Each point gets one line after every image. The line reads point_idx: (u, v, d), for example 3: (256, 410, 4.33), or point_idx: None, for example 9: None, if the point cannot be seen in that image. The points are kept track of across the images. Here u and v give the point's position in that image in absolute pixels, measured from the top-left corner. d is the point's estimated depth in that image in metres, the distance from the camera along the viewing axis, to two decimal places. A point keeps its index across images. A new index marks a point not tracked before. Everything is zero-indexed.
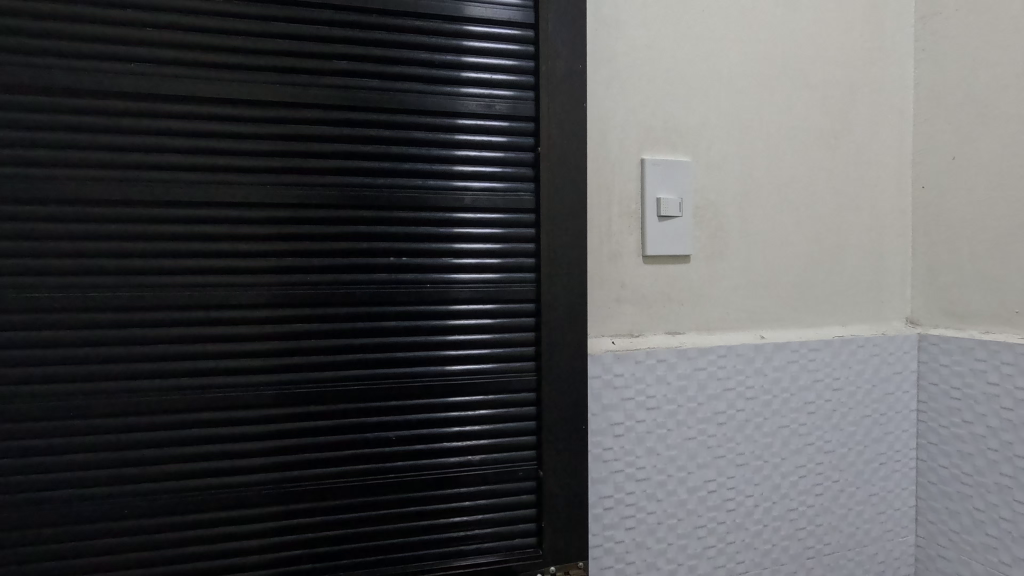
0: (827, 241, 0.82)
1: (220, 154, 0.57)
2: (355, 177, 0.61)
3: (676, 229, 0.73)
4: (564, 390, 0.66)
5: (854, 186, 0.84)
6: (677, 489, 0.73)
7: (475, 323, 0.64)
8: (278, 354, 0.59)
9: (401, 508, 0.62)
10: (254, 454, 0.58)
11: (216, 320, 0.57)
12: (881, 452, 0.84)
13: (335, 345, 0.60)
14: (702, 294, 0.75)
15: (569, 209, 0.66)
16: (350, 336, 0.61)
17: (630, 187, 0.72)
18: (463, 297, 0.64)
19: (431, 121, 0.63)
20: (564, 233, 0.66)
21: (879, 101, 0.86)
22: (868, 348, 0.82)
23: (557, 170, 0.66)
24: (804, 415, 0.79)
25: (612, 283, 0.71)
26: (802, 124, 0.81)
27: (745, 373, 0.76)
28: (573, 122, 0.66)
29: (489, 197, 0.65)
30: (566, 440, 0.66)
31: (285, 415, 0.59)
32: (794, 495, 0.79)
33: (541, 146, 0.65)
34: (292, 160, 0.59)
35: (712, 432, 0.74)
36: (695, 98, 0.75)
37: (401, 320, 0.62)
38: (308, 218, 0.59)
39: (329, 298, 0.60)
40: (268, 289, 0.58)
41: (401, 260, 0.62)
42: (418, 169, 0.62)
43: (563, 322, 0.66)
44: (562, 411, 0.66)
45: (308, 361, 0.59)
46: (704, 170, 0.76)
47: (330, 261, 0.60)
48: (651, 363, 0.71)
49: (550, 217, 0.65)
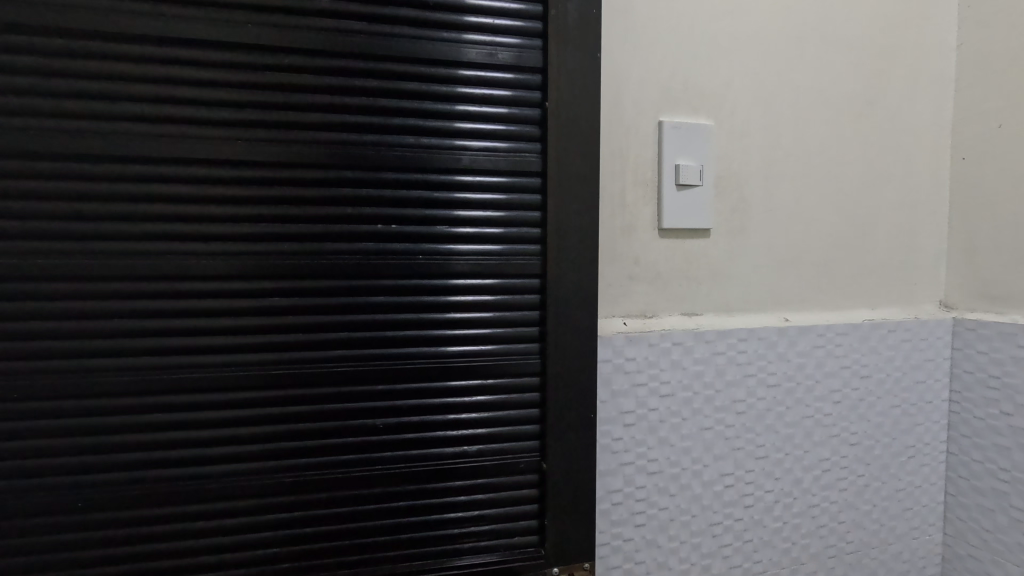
0: (857, 216, 0.76)
1: (187, 104, 0.50)
2: (340, 134, 0.54)
3: (695, 200, 0.66)
4: (570, 375, 0.60)
5: (888, 157, 0.77)
6: (692, 483, 0.67)
7: (475, 299, 0.58)
8: (253, 331, 0.53)
9: (390, 502, 0.56)
10: (227, 442, 0.52)
11: (183, 292, 0.51)
12: (910, 445, 0.78)
13: (317, 322, 0.54)
14: (722, 272, 0.69)
15: (579, 175, 0.59)
16: (335, 312, 0.54)
17: (646, 153, 0.65)
18: (459, 270, 0.57)
19: (427, 72, 0.56)
20: (572, 202, 0.59)
21: (918, 64, 0.79)
22: (898, 333, 0.76)
23: (567, 130, 0.59)
24: (829, 404, 0.73)
25: (625, 259, 0.65)
26: (834, 87, 0.74)
27: (767, 358, 0.69)
28: (585, 76, 0.59)
29: (490, 159, 0.58)
30: (573, 429, 0.60)
31: (262, 399, 0.53)
32: (816, 490, 0.73)
33: (550, 104, 0.58)
34: (269, 113, 0.52)
35: (730, 422, 0.68)
36: (718, 55, 0.68)
37: (392, 296, 0.56)
38: (288, 180, 0.53)
39: (313, 270, 0.54)
40: (242, 259, 0.52)
41: (390, 228, 0.55)
42: (411, 126, 0.56)
43: (570, 300, 0.60)
44: (568, 397, 0.60)
45: (288, 340, 0.53)
46: (728, 135, 0.69)
47: (311, 228, 0.54)
48: (665, 347, 0.65)
49: (558, 182, 0.59)
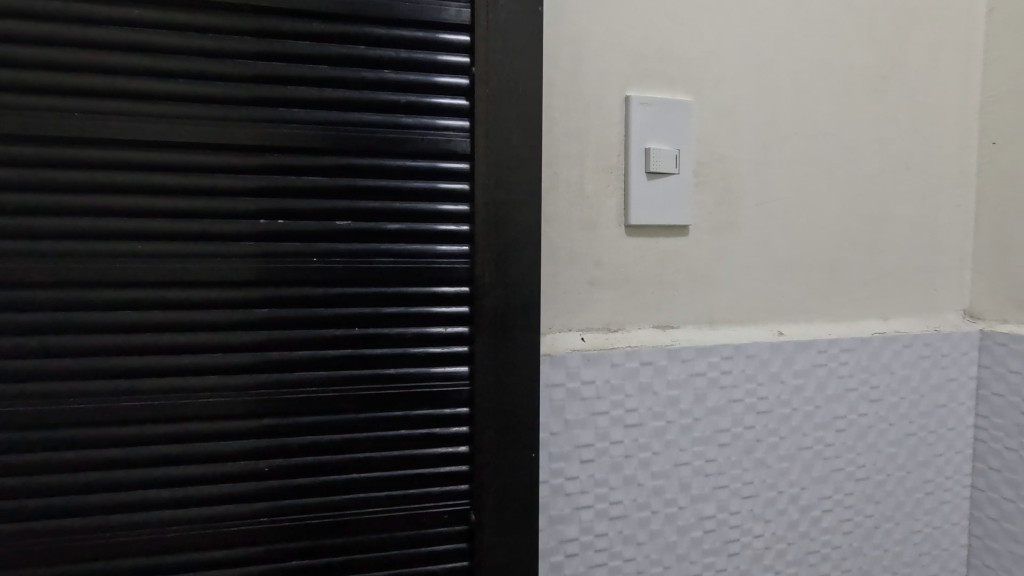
0: (867, 209, 0.64)
1: (18, 69, 0.40)
2: (215, 106, 0.43)
3: (670, 191, 0.55)
4: (505, 405, 0.49)
5: (905, 140, 0.66)
6: (664, 529, 0.56)
7: (394, 311, 0.48)
8: (106, 353, 0.43)
9: (284, 562, 0.46)
10: (77, 489, 0.42)
11: (17, 303, 0.41)
12: (928, 480, 0.66)
13: (186, 341, 0.44)
14: (704, 277, 0.58)
15: (517, 159, 0.48)
16: (211, 327, 0.44)
17: (610, 134, 0.54)
18: (367, 277, 0.47)
19: (330, 31, 0.45)
20: (509, 192, 0.48)
21: (942, 30, 0.67)
22: (915, 349, 0.65)
23: (506, 103, 0.48)
24: (832, 433, 0.61)
25: (583, 261, 0.54)
26: (841, 57, 0.62)
27: (757, 380, 0.58)
28: (523, 35, 0.48)
29: (409, 139, 0.47)
30: (515, 471, 0.49)
31: (117, 436, 0.43)
32: (816, 534, 0.62)
33: (481, 70, 0.47)
34: (128, 79, 0.42)
35: (712, 456, 0.57)
36: (701, 15, 0.56)
37: (281, 309, 0.45)
38: (154, 162, 0.43)
39: (183, 275, 0.43)
40: (96, 264, 0.42)
41: (279, 224, 0.45)
42: (304, 98, 0.45)
43: (505, 313, 0.48)
44: (507, 432, 0.49)
45: (152, 361, 0.43)
46: (712, 113, 0.57)
47: (179, 226, 0.43)
48: (631, 368, 0.54)
49: (491, 168, 0.48)
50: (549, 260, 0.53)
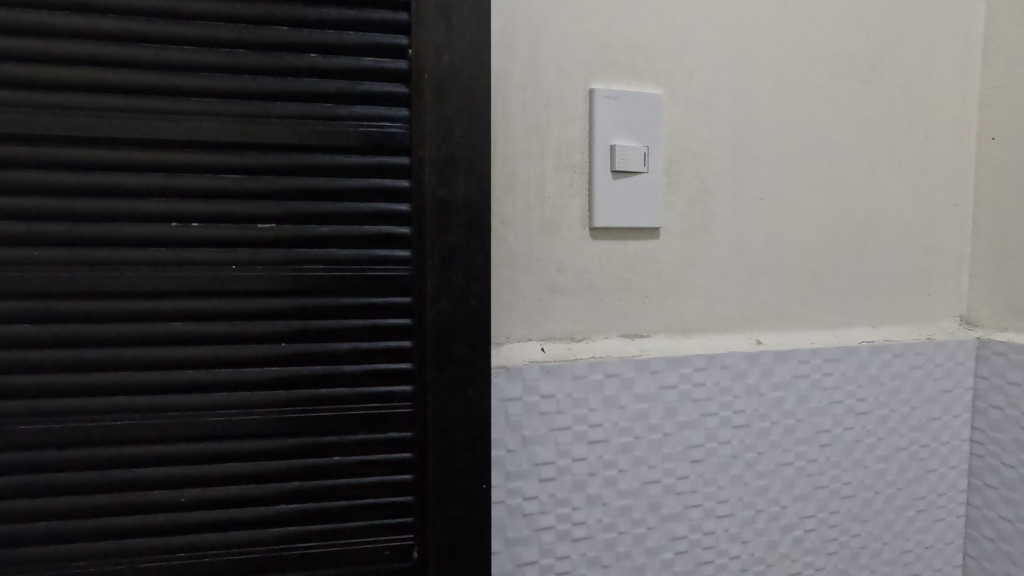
0: (855, 209, 0.60)
1: None
2: (137, 101, 0.41)
3: (639, 192, 0.52)
4: (452, 421, 0.46)
5: (897, 136, 0.61)
6: (631, 550, 0.53)
7: (331, 317, 0.45)
8: (22, 367, 0.40)
9: None
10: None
11: None
12: (920, 497, 0.62)
13: (110, 355, 0.41)
14: (676, 283, 0.54)
15: (463, 157, 0.44)
16: (138, 339, 0.42)
17: (573, 131, 0.51)
18: (302, 285, 0.44)
19: (264, 22, 0.42)
20: (454, 193, 0.44)
21: (939, 18, 0.62)
22: (906, 359, 0.61)
23: (453, 94, 0.44)
24: (815, 448, 0.58)
25: (544, 266, 0.50)
26: (828, 47, 0.58)
27: (732, 393, 0.55)
28: (467, 21, 0.44)
29: (351, 131, 0.44)
30: (465, 489, 0.46)
31: (40, 453, 0.41)
32: (797, 555, 0.58)
33: (421, 61, 0.44)
34: (40, 71, 0.39)
35: (684, 474, 0.54)
36: (673, 3, 0.53)
37: (211, 319, 0.43)
38: (70, 159, 0.40)
39: (103, 280, 0.41)
40: (7, 268, 0.40)
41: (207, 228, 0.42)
42: (232, 92, 0.42)
43: (451, 324, 0.45)
44: (456, 449, 0.46)
45: (74, 370, 0.41)
46: (685, 107, 0.54)
47: (102, 231, 0.41)
48: (595, 380, 0.51)
49: (434, 168, 0.44)
50: (506, 266, 0.50)
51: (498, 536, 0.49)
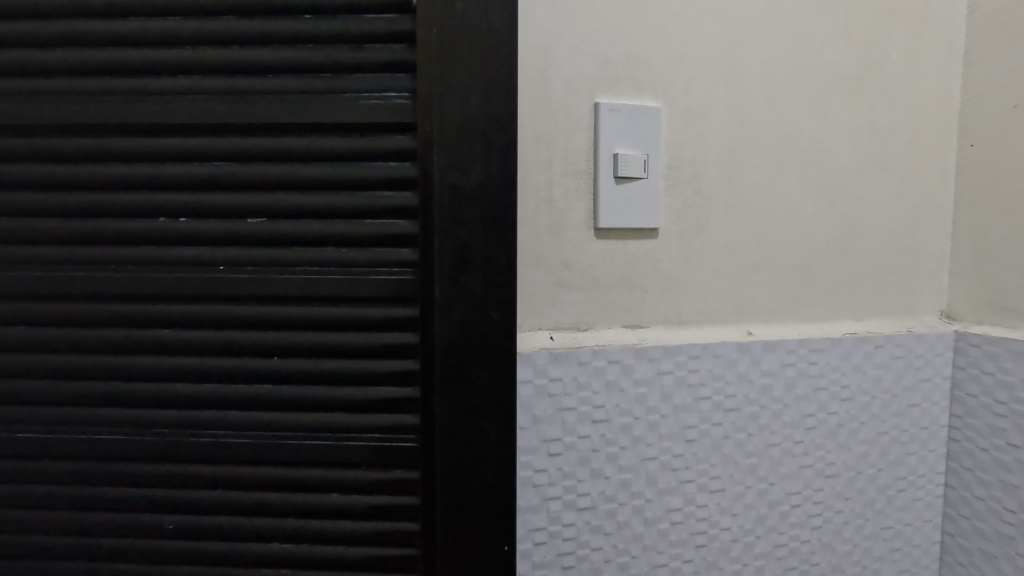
0: (840, 211, 0.65)
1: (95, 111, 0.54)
2: (233, 133, 0.54)
3: (639, 195, 0.57)
4: (455, 394, 0.54)
5: (881, 143, 0.66)
6: (631, 520, 0.58)
7: (372, 293, 0.56)
8: (162, 328, 0.56)
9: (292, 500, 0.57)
10: (141, 427, 0.57)
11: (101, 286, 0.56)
12: (900, 478, 0.67)
13: (217, 324, 0.56)
14: (672, 278, 0.59)
15: (463, 170, 0.53)
16: (235, 313, 0.56)
17: (579, 140, 0.56)
18: (351, 276, 0.56)
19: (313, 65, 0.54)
20: (455, 203, 0.53)
21: (922, 31, 0.67)
22: (888, 350, 0.65)
23: (467, 111, 0.53)
24: (801, 431, 0.63)
25: (552, 263, 0.56)
26: (816, 60, 0.63)
27: (724, 379, 0.60)
28: (463, 58, 0.52)
29: (379, 147, 0.55)
30: (466, 446, 0.55)
31: (171, 392, 0.56)
32: (784, 528, 0.63)
33: (423, 91, 0.53)
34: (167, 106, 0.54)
35: (679, 452, 0.59)
36: (671, 23, 0.58)
37: (284, 300, 0.56)
38: (192, 168, 0.55)
39: (212, 257, 0.55)
40: (152, 258, 0.55)
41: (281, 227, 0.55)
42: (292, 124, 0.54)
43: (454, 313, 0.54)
44: (456, 418, 0.54)
45: (195, 333, 0.56)
46: (682, 117, 0.59)
47: (210, 231, 0.55)
48: (598, 367, 0.56)
49: (440, 182, 0.53)
50: (518, 263, 0.55)
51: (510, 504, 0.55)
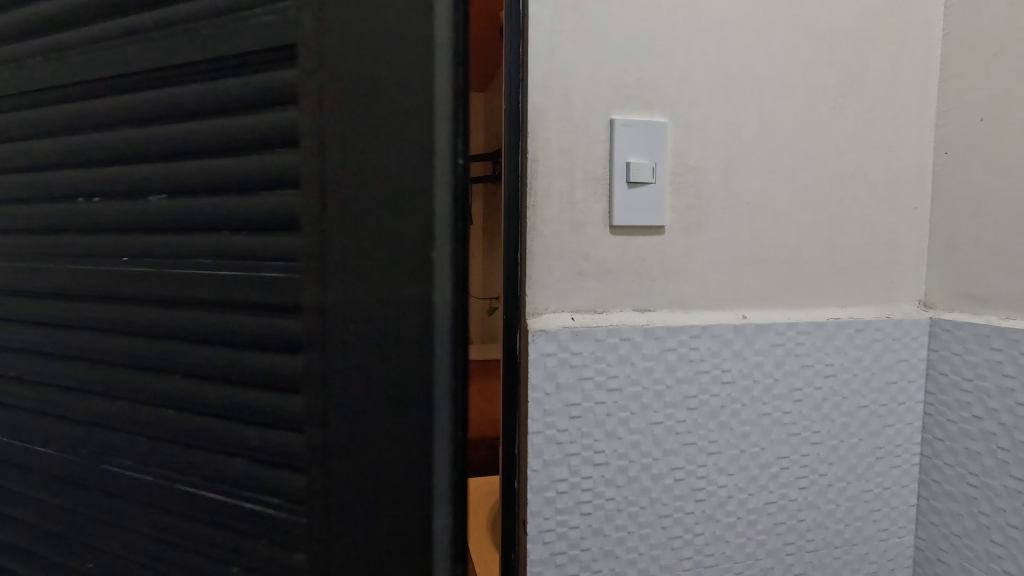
0: (825, 212, 0.74)
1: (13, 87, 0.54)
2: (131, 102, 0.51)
3: (647, 198, 0.67)
4: (349, 396, 0.51)
5: (863, 151, 0.75)
6: (640, 475, 0.68)
7: (270, 285, 0.49)
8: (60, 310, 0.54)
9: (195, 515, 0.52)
10: (67, 414, 0.55)
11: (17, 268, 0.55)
12: (879, 446, 0.76)
13: (106, 313, 0.53)
14: (676, 269, 0.69)
15: (365, 157, 0.50)
16: (119, 300, 0.52)
17: (597, 151, 0.66)
18: (236, 267, 0.50)
19: None
20: (348, 188, 0.50)
21: (899, 53, 0.76)
22: (868, 333, 0.75)
23: (374, 95, 0.50)
24: (790, 403, 0.72)
25: (573, 255, 0.66)
26: (803, 81, 0.72)
27: (721, 356, 0.69)
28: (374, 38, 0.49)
29: (266, 124, 0.48)
30: (365, 451, 0.51)
31: (82, 380, 0.54)
32: (774, 487, 0.73)
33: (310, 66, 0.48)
34: None
35: (682, 417, 0.69)
36: (675, 50, 0.68)
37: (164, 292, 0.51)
38: (92, 143, 0.52)
39: (100, 241, 0.52)
40: (60, 240, 0.53)
41: (168, 208, 0.50)
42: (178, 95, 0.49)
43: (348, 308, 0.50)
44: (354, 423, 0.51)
45: (99, 322, 0.53)
46: (685, 131, 0.68)
47: (100, 211, 0.52)
48: (613, 343, 0.66)
49: (333, 167, 0.49)
50: (544, 255, 0.65)
51: (538, 458, 0.65)
